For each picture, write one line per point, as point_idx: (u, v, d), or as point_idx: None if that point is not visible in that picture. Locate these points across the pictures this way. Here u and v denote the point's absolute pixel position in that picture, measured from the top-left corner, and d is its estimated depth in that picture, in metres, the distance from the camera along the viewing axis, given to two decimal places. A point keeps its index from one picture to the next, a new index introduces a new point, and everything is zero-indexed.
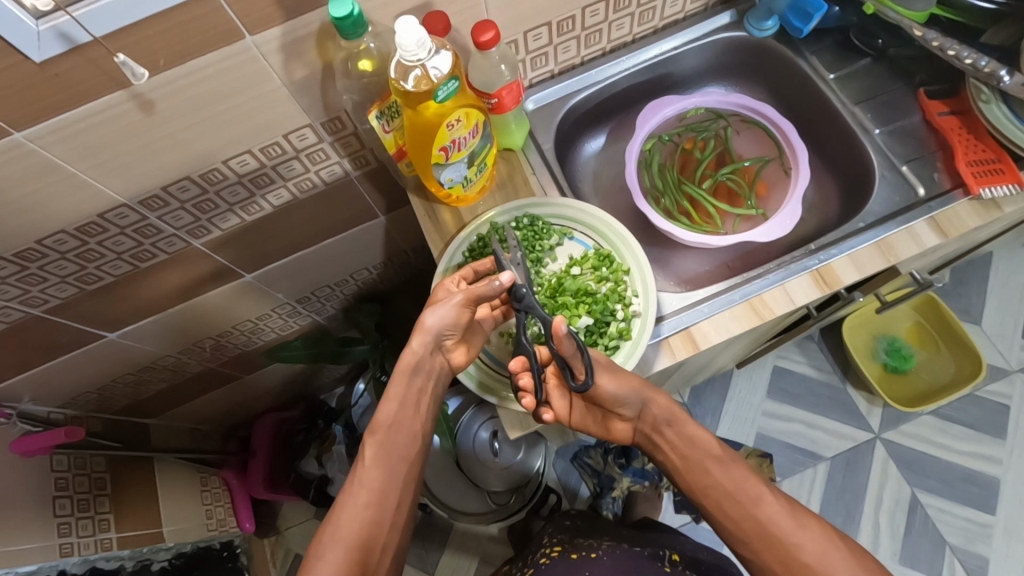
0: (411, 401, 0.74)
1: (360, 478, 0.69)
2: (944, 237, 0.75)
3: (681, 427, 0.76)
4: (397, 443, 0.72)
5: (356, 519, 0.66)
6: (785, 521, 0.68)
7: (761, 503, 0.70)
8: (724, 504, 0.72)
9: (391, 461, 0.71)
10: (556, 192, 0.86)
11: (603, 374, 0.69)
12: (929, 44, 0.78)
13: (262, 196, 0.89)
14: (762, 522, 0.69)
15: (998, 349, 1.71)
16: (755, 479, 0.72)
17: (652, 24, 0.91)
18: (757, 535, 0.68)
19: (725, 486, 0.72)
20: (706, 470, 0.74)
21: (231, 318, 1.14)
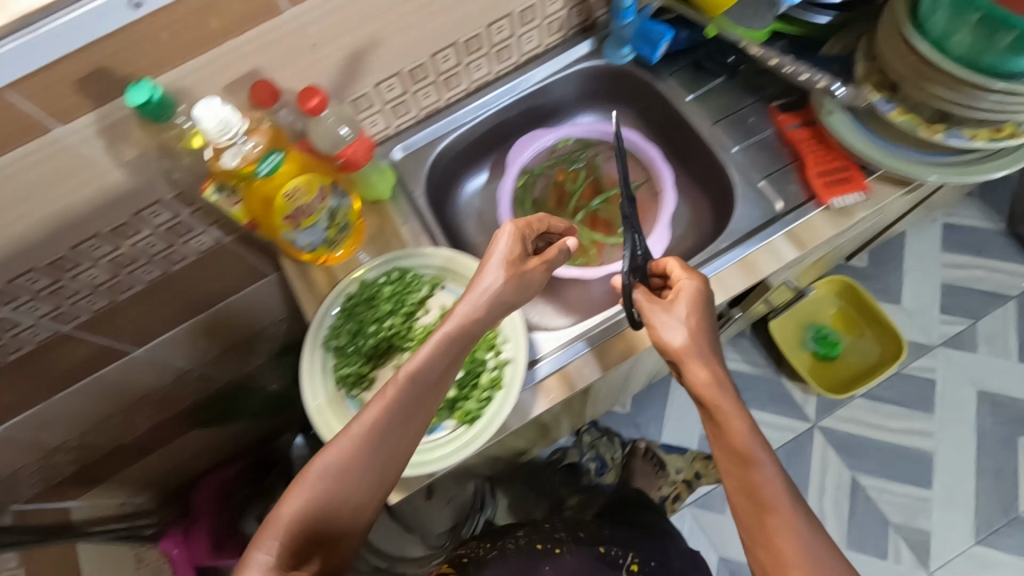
0: (454, 359, 0.62)
1: (368, 417, 0.58)
2: (802, 249, 0.77)
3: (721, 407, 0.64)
4: (421, 398, 0.60)
5: (351, 463, 0.57)
6: (798, 537, 0.56)
7: (776, 511, 0.58)
8: (740, 501, 0.60)
9: (406, 415, 0.59)
10: (428, 240, 0.85)
11: (661, 320, 0.69)
12: (768, 62, 0.80)
13: (129, 274, 0.86)
14: (771, 530, 0.57)
15: (919, 325, 1.75)
16: (783, 486, 0.59)
17: (513, 61, 0.91)
18: (761, 538, 0.58)
19: (747, 480, 0.60)
20: (730, 458, 0.62)
21: (132, 391, 1.12)
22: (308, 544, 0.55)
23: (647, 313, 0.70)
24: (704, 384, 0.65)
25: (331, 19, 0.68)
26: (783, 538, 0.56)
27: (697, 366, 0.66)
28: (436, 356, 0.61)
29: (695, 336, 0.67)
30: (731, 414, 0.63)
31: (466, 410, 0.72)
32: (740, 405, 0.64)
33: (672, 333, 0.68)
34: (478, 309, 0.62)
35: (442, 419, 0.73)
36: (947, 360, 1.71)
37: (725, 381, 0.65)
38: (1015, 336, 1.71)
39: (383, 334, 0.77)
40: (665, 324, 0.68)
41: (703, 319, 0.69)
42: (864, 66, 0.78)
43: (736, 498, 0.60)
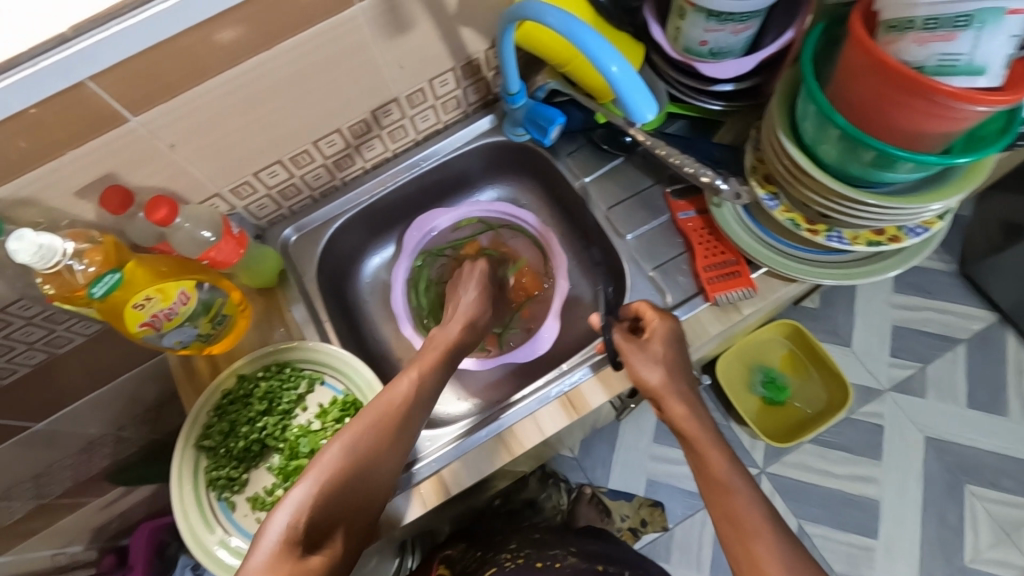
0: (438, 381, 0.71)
1: (386, 403, 0.65)
2: (687, 347, 0.75)
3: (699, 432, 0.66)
4: (428, 392, 0.68)
5: (369, 443, 0.61)
6: (787, 560, 0.56)
7: (761, 535, 0.58)
8: (725, 529, 0.60)
9: (418, 406, 0.66)
10: (314, 329, 0.83)
11: (638, 358, 0.70)
12: (656, 150, 0.78)
13: (9, 361, 0.84)
14: (757, 557, 0.57)
15: (868, 368, 1.73)
16: (763, 508, 0.60)
17: (411, 138, 0.90)
18: (747, 567, 0.57)
19: (727, 508, 0.61)
20: (712, 488, 0.63)
21: (36, 465, 1.06)
22: (327, 521, 0.57)
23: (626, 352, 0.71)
24: (680, 419, 0.68)
25: (187, 121, 0.66)
26: (769, 562, 0.56)
27: (674, 402, 0.68)
28: (426, 373, 0.69)
29: (672, 372, 0.69)
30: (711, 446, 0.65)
31: None
32: (718, 436, 0.66)
33: (649, 370, 0.69)
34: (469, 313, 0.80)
35: None
36: (894, 405, 1.69)
37: (702, 415, 0.68)
38: (964, 380, 1.69)
39: (254, 435, 0.74)
40: (641, 363, 0.70)
41: (678, 356, 0.71)
42: (752, 157, 0.76)
43: (721, 526, 0.60)
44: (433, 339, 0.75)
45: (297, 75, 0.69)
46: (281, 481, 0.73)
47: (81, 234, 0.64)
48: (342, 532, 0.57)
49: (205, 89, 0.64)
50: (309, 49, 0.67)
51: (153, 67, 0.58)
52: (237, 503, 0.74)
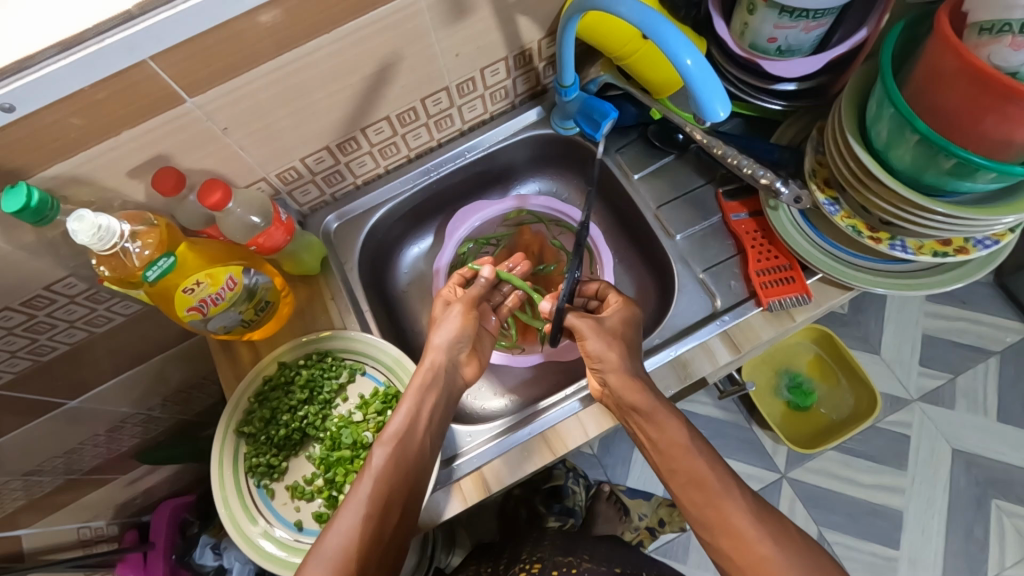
0: (416, 457, 0.65)
1: (357, 504, 0.61)
2: (737, 352, 0.73)
3: (651, 414, 0.67)
4: (406, 461, 0.64)
5: (347, 547, 0.59)
6: (748, 513, 0.62)
7: (726, 496, 0.63)
8: (693, 496, 0.64)
9: (397, 483, 0.63)
10: (354, 318, 0.82)
11: (591, 331, 0.72)
12: (713, 150, 0.76)
13: (49, 338, 0.84)
14: (727, 514, 0.62)
15: (897, 377, 1.70)
16: (720, 468, 0.65)
17: (456, 128, 0.88)
18: (721, 529, 0.62)
19: (690, 472, 0.65)
20: (671, 457, 0.66)
21: (70, 440, 1.07)
22: None
23: (584, 327, 0.72)
24: (638, 389, 0.67)
25: (242, 104, 0.65)
26: (736, 518, 0.62)
27: (625, 372, 0.68)
28: (394, 454, 0.64)
29: (624, 346, 0.71)
30: (665, 415, 0.67)
31: None
32: (669, 405, 0.68)
33: (603, 345, 0.70)
34: (438, 358, 0.71)
35: None
36: (923, 415, 1.66)
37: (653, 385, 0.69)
38: (996, 394, 1.65)
39: (295, 424, 0.74)
40: (596, 338, 0.71)
41: (625, 331, 0.72)
42: (812, 160, 0.74)
43: (686, 492, 0.64)
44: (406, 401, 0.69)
45: (352, 60, 0.67)
46: (321, 471, 0.73)
47: (137, 215, 0.63)
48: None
49: (262, 72, 0.63)
50: (367, 35, 0.65)
51: (216, 48, 0.57)
52: (275, 491, 0.73)
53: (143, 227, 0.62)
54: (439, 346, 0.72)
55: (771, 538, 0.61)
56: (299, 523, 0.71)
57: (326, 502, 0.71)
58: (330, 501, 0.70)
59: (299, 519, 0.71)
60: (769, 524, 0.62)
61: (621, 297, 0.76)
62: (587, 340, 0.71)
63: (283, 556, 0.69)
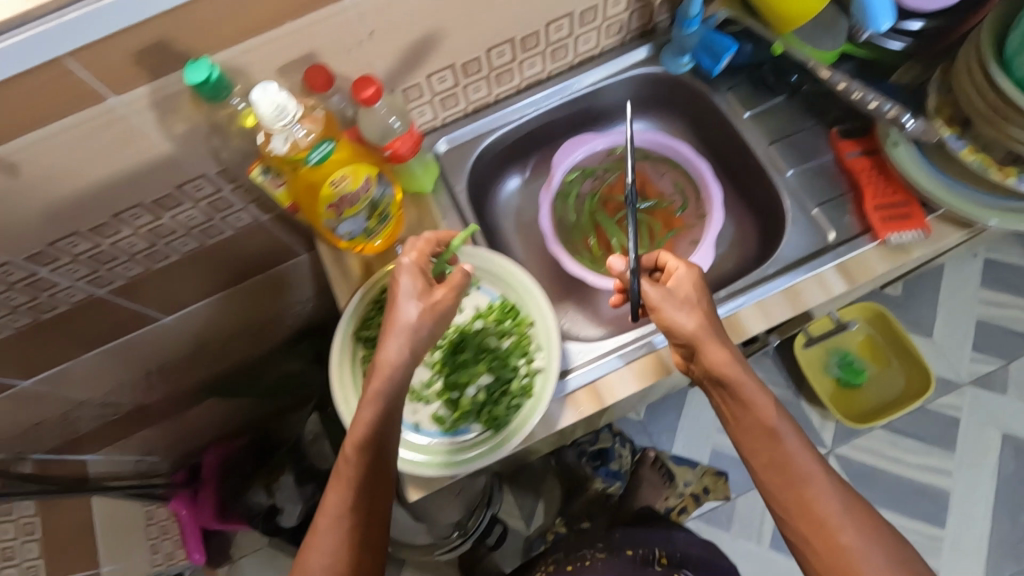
0: (378, 459, 0.63)
1: (330, 508, 0.63)
2: (852, 283, 0.74)
3: (739, 389, 0.65)
4: (365, 469, 0.63)
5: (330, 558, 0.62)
6: (835, 500, 0.63)
7: (812, 479, 0.64)
8: (772, 477, 0.65)
9: (366, 493, 0.63)
10: (466, 237, 0.84)
11: (669, 305, 0.67)
12: (836, 85, 0.77)
13: (166, 244, 0.87)
14: (810, 501, 0.63)
15: (949, 361, 1.68)
16: (810, 452, 0.65)
17: (567, 61, 0.89)
18: (796, 509, 0.64)
19: (775, 455, 0.65)
20: (754, 436, 0.66)
21: (156, 359, 1.15)
22: None
23: (658, 300, 0.68)
24: (724, 367, 0.65)
25: (392, 7, 0.66)
26: (819, 502, 0.63)
27: (714, 346, 0.65)
28: (358, 459, 0.63)
29: (704, 318, 0.67)
30: (752, 393, 0.65)
31: (493, 415, 0.71)
32: (757, 381, 0.66)
33: (682, 319, 0.67)
34: (402, 354, 0.63)
35: (469, 422, 0.73)
36: (973, 400, 1.65)
37: (741, 359, 0.66)
38: None
39: None
40: (673, 310, 0.67)
41: (700, 298, 0.68)
42: (936, 99, 0.74)
43: (767, 474, 0.65)
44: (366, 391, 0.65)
45: None
46: (440, 374, 0.75)
47: (307, 106, 0.67)
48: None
49: None
50: None
51: None
52: None
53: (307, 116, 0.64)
54: (399, 331, 0.64)
55: (853, 526, 0.62)
56: (416, 423, 0.73)
57: (445, 401, 0.74)
58: (451, 403, 0.73)
59: (417, 419, 0.73)
60: (856, 515, 0.63)
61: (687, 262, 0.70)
62: (665, 317, 0.68)
63: (404, 450, 0.71)
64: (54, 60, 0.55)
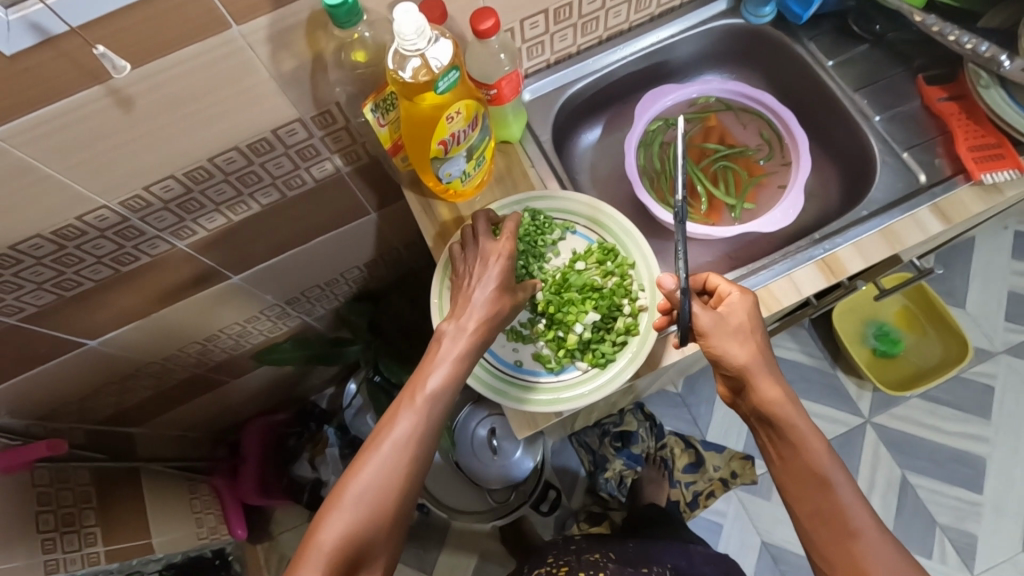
0: (445, 407, 0.64)
1: (392, 442, 0.60)
2: (948, 223, 0.75)
3: (789, 429, 0.64)
4: (435, 411, 0.62)
5: (375, 490, 0.59)
6: (886, 559, 0.59)
7: (860, 534, 0.60)
8: (817, 526, 0.63)
9: (425, 440, 0.62)
10: (556, 182, 0.84)
11: (721, 333, 0.66)
12: (929, 29, 0.78)
13: (250, 194, 0.86)
14: (859, 558, 0.60)
15: (982, 330, 1.62)
16: (863, 506, 0.61)
17: (649, 11, 0.89)
18: (843, 565, 0.60)
19: (822, 501, 0.62)
20: (804, 484, 0.63)
21: (215, 324, 1.15)
22: (353, 557, 0.58)
23: (708, 326, 0.66)
24: (774, 401, 0.64)
25: None
26: (869, 560, 0.59)
27: (766, 381, 0.65)
28: (434, 397, 0.62)
29: (756, 351, 0.65)
30: (805, 433, 0.64)
31: (600, 353, 0.72)
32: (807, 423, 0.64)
33: (733, 349, 0.66)
34: (480, 322, 0.66)
35: (574, 359, 0.73)
36: (1009, 368, 1.58)
37: (793, 397, 0.65)
38: None
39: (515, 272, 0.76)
40: (724, 340, 0.66)
41: (757, 324, 0.67)
42: None
43: (810, 520, 0.63)
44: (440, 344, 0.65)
45: None
46: (542, 315, 0.75)
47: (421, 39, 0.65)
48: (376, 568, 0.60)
49: None
50: None
51: None
52: None
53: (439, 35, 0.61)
54: (478, 305, 0.67)
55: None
56: (520, 361, 0.74)
57: (549, 341, 0.74)
58: (556, 342, 0.74)
59: (520, 358, 0.74)
60: (907, 573, 0.59)
61: (739, 288, 0.68)
62: (713, 342, 0.66)
63: (511, 388, 0.72)
64: None
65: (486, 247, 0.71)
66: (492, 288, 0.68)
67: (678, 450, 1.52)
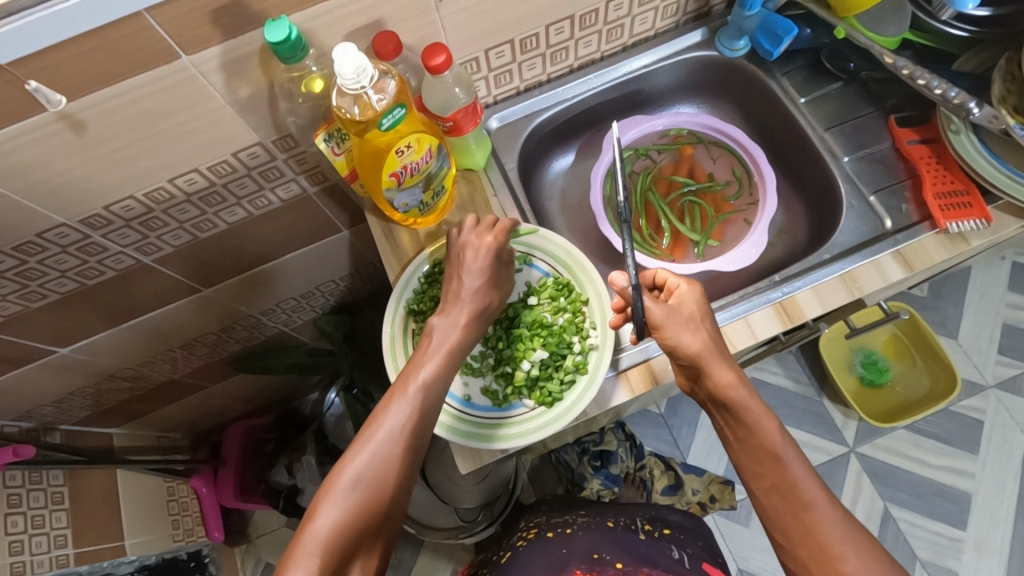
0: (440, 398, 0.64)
1: (388, 429, 0.59)
2: (910, 270, 0.73)
3: (742, 408, 0.63)
4: (430, 399, 0.63)
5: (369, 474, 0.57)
6: (839, 529, 0.58)
7: (813, 507, 0.59)
8: (772, 501, 0.61)
9: (419, 429, 0.61)
10: (517, 214, 0.83)
11: (672, 323, 0.65)
12: (899, 71, 0.76)
13: (215, 213, 0.87)
14: (812, 529, 0.58)
15: (973, 363, 1.57)
16: (814, 479, 0.60)
17: (622, 41, 0.88)
18: (799, 536, 0.59)
19: (777, 477, 0.60)
20: (758, 460, 0.62)
21: (190, 332, 1.16)
22: (346, 552, 0.55)
23: (661, 318, 0.65)
24: (728, 385, 0.63)
25: None
26: (823, 532, 0.58)
27: (718, 366, 0.63)
28: (427, 387, 0.63)
29: (710, 338, 0.64)
30: (758, 414, 0.62)
31: (547, 391, 0.71)
32: (761, 403, 0.63)
33: (686, 336, 0.64)
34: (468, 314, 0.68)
35: (521, 397, 0.73)
36: (998, 403, 1.54)
37: (746, 380, 0.63)
38: None
39: None
40: (677, 329, 0.65)
41: (710, 314, 0.67)
42: (1001, 87, 0.73)
43: (768, 498, 0.61)
44: (431, 337, 0.67)
45: None
46: (492, 350, 0.75)
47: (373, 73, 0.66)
48: (372, 557, 0.57)
49: None
50: None
51: None
52: None
53: (385, 73, 0.64)
54: (467, 299, 0.69)
55: (856, 555, 0.57)
56: (468, 396, 0.73)
57: (498, 376, 0.74)
58: (504, 378, 0.73)
59: (468, 393, 0.73)
60: (862, 546, 0.57)
61: (687, 280, 0.69)
62: (667, 336, 0.65)
63: (456, 423, 0.71)
64: (132, 15, 0.55)
65: (471, 239, 0.71)
66: (479, 282, 0.69)
67: (655, 471, 1.44)
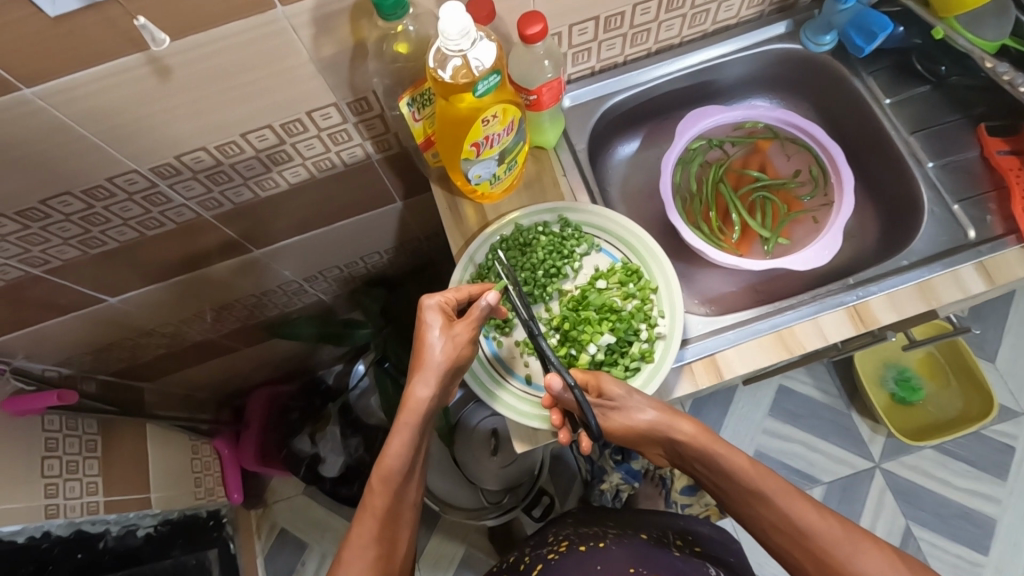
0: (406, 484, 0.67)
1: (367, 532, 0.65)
2: (992, 283, 0.71)
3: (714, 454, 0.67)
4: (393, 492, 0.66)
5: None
6: (841, 543, 0.62)
7: (811, 531, 0.63)
8: (777, 539, 0.65)
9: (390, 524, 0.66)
10: (586, 194, 0.82)
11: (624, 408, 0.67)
12: (999, 77, 0.73)
13: (278, 172, 0.86)
14: (821, 552, 0.62)
15: (1009, 389, 1.54)
16: (805, 504, 0.64)
17: (703, 28, 0.86)
18: (808, 556, 0.63)
19: (774, 514, 0.64)
20: (748, 500, 0.66)
21: (234, 292, 1.16)
22: None
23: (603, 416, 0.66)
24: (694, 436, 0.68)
25: None
26: (831, 552, 0.62)
27: (680, 423, 0.68)
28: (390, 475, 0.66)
29: (662, 407, 0.68)
30: (729, 458, 0.67)
31: None
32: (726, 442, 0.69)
33: (640, 411, 0.68)
34: (430, 396, 0.67)
35: None
36: None
37: (706, 428, 0.69)
38: None
39: (534, 281, 0.74)
40: (629, 409, 0.68)
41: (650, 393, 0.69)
42: None
43: (775, 537, 0.65)
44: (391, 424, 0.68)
45: None
46: (558, 330, 0.74)
47: None
48: None
49: None
50: None
51: None
52: (505, 345, 0.75)
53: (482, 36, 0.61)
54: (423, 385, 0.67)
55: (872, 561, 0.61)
56: (529, 376, 0.73)
57: (562, 358, 0.73)
58: (567, 360, 0.72)
59: (529, 372, 0.73)
60: (873, 556, 0.61)
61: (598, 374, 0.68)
62: (618, 419, 0.68)
63: (514, 406, 0.71)
64: None
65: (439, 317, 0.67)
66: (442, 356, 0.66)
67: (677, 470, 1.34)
